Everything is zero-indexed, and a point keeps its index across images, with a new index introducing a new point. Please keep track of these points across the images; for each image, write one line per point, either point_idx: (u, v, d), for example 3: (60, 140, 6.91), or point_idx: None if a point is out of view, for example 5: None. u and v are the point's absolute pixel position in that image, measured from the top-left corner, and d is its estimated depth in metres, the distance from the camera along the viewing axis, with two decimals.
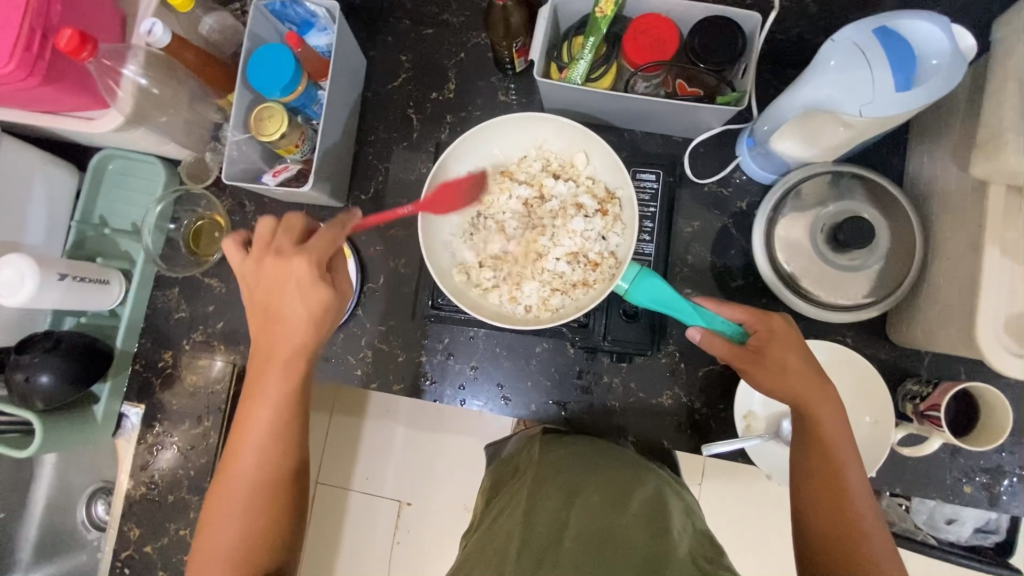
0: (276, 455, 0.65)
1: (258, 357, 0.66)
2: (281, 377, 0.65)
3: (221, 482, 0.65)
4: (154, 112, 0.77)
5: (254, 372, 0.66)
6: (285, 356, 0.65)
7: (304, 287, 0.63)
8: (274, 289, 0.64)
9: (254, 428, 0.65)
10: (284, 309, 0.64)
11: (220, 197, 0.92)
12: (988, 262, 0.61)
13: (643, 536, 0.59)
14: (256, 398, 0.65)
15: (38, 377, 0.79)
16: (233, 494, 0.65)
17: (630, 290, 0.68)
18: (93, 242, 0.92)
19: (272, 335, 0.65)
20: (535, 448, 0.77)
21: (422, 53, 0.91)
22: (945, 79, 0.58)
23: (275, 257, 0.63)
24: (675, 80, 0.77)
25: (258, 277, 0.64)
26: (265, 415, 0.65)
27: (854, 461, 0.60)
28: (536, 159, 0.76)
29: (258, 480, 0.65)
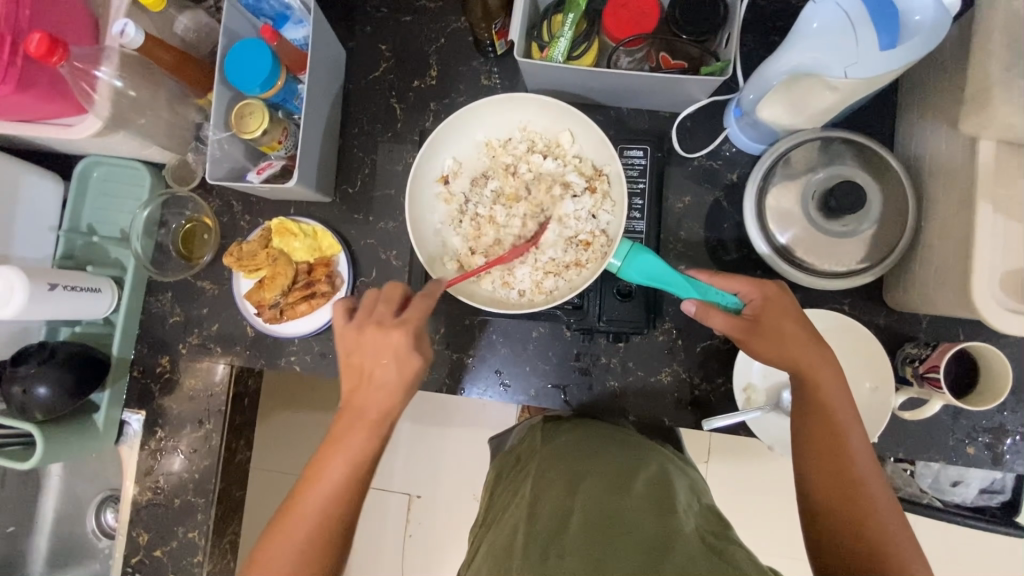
0: (344, 511, 0.61)
1: (344, 419, 0.63)
2: (366, 438, 0.63)
3: (277, 532, 0.60)
4: (132, 114, 0.76)
5: (338, 423, 0.63)
6: (372, 420, 0.63)
7: (401, 357, 0.63)
8: (370, 358, 0.63)
9: (327, 480, 0.61)
10: (378, 372, 0.63)
11: (207, 199, 0.91)
12: (981, 219, 0.60)
13: (651, 516, 0.58)
14: (337, 449, 0.62)
15: (36, 388, 0.79)
16: (288, 546, 0.60)
17: (623, 267, 0.68)
18: (83, 251, 0.92)
19: (360, 398, 0.63)
20: (539, 438, 0.77)
21: (402, 41, 0.90)
22: (930, 35, 0.57)
23: (374, 325, 0.64)
24: (658, 54, 0.76)
25: (354, 343, 0.64)
26: (341, 468, 0.61)
27: (856, 424, 0.60)
28: (520, 141, 0.75)
29: (318, 536, 0.60)
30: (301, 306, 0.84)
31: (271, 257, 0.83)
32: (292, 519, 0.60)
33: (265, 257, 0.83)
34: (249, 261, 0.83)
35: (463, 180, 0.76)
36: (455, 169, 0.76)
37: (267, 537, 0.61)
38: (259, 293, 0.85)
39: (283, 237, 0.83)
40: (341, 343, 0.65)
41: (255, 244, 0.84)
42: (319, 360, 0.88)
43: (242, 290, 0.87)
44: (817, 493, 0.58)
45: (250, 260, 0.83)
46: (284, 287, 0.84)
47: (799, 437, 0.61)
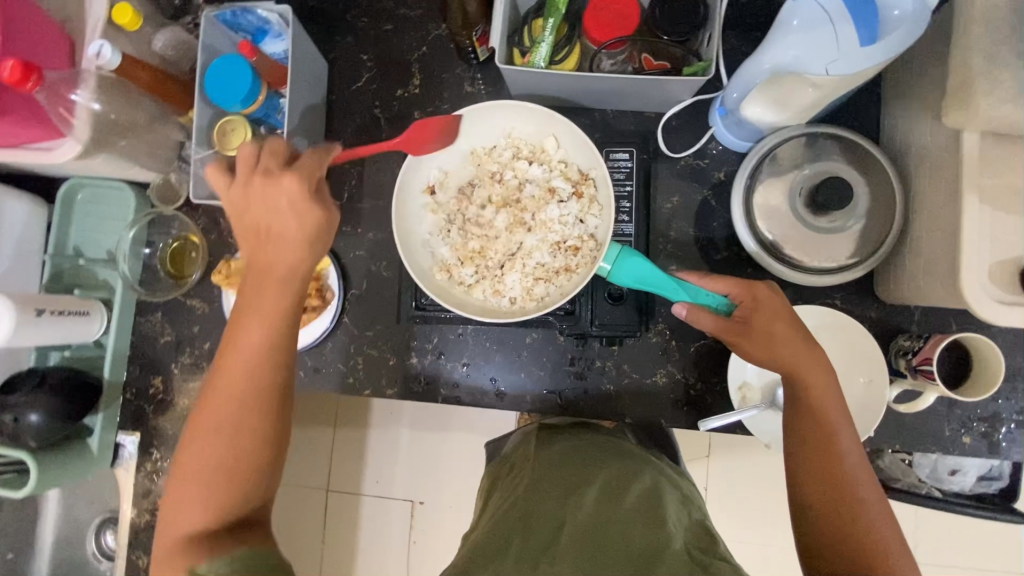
0: (267, 376, 0.59)
1: (250, 284, 0.60)
2: (275, 294, 0.60)
3: (206, 404, 0.59)
4: (113, 136, 0.75)
5: (247, 284, 0.61)
6: (279, 274, 0.60)
7: (297, 205, 0.60)
8: (266, 210, 0.60)
9: (244, 346, 0.59)
10: (277, 223, 0.60)
11: (193, 217, 0.91)
12: (968, 210, 0.60)
13: (638, 529, 0.60)
14: (249, 313, 0.59)
15: (27, 416, 0.79)
16: (214, 414, 0.58)
17: (613, 271, 0.67)
18: (70, 274, 0.91)
19: (263, 254, 0.60)
20: (532, 444, 0.77)
21: (383, 50, 0.90)
22: (911, 29, 0.57)
23: (262, 175, 0.60)
24: (641, 55, 0.75)
25: (247, 201, 0.60)
26: (254, 330, 0.59)
27: (846, 425, 0.60)
28: (506, 148, 0.75)
29: (243, 406, 0.58)
30: None
31: None
32: (216, 389, 0.58)
33: None
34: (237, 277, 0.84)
35: (450, 189, 0.76)
36: (441, 178, 0.75)
37: (194, 420, 0.59)
38: None
39: None
40: (227, 199, 0.62)
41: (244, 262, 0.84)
42: (312, 375, 0.87)
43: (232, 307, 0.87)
44: (808, 494, 0.58)
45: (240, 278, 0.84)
46: None
47: (790, 439, 0.61)
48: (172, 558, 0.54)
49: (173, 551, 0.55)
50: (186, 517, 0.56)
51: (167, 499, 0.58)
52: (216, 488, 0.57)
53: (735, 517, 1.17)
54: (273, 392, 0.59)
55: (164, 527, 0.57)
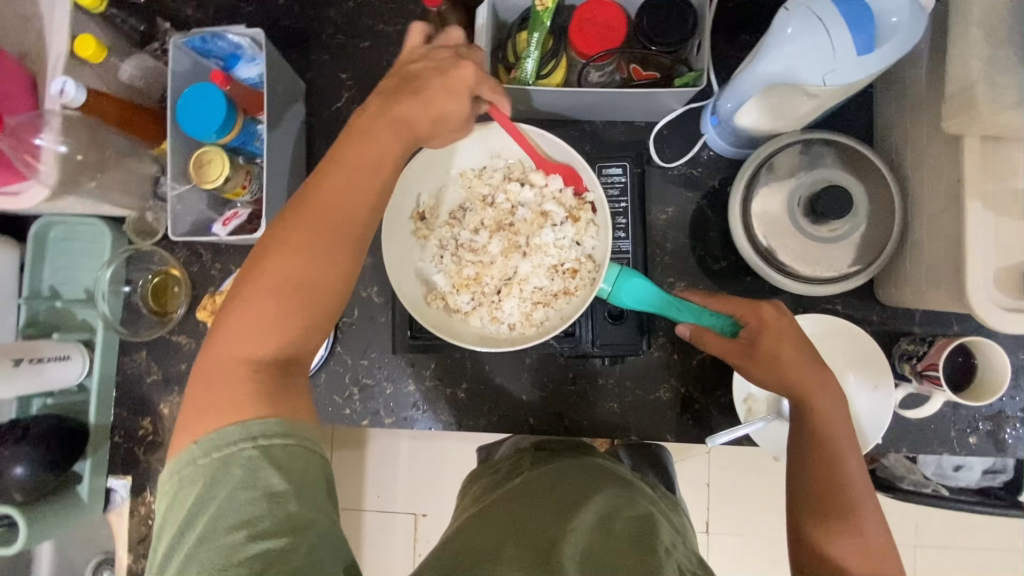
0: (362, 216, 0.53)
1: (374, 110, 0.55)
2: (396, 139, 0.54)
3: (294, 213, 0.52)
4: (82, 178, 0.71)
5: (363, 119, 0.55)
6: (416, 126, 0.55)
7: (460, 81, 0.55)
8: (437, 69, 0.56)
9: (346, 175, 0.53)
10: (429, 78, 0.55)
11: (173, 250, 0.87)
12: (972, 218, 0.59)
13: (631, 560, 0.54)
14: (365, 141, 0.54)
15: (13, 468, 0.76)
16: (298, 235, 0.51)
17: (613, 291, 0.67)
18: (47, 316, 0.87)
19: (401, 102, 0.55)
20: (525, 462, 0.74)
21: (362, 67, 0.86)
22: (905, 37, 0.56)
23: (448, 51, 0.58)
24: (628, 65, 0.73)
25: (422, 53, 0.59)
26: (364, 160, 0.53)
27: (853, 451, 0.59)
28: (496, 169, 0.73)
29: (329, 243, 0.52)
30: None
31: None
32: (316, 198, 0.52)
33: None
34: None
35: (440, 214, 0.73)
36: (431, 204, 0.73)
37: (279, 223, 0.52)
38: None
39: None
40: (404, 57, 0.60)
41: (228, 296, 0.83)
42: None
43: None
44: (802, 515, 0.58)
45: None
46: None
47: (796, 465, 0.59)
48: (225, 384, 0.49)
49: (223, 379, 0.49)
50: (241, 344, 0.50)
51: (215, 327, 0.52)
52: (284, 313, 0.51)
53: (740, 515, 1.17)
54: (362, 236, 0.54)
55: (207, 357, 0.51)
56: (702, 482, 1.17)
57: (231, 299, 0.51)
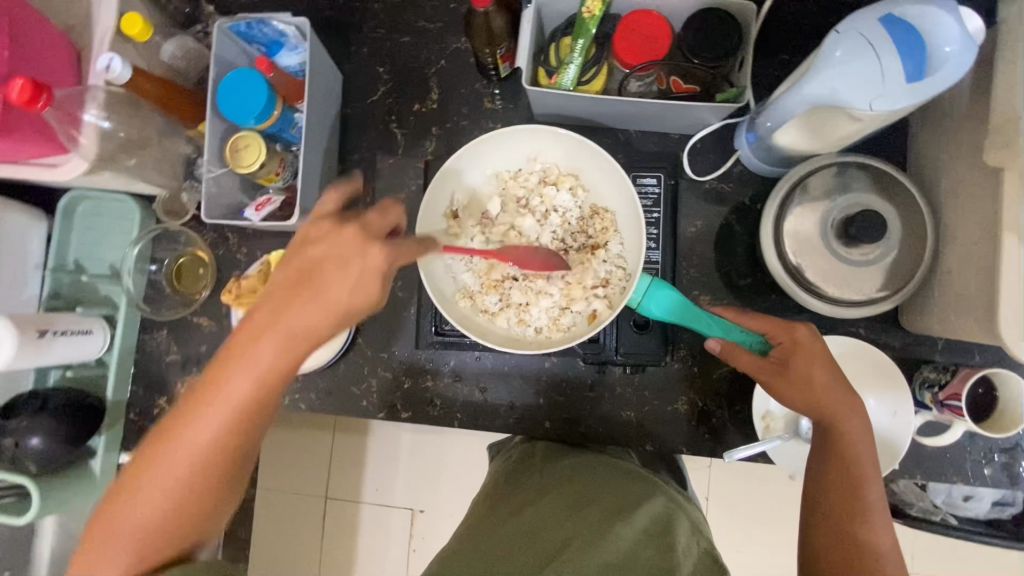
0: (231, 440, 0.51)
1: (251, 324, 0.51)
2: (274, 354, 0.51)
3: (161, 439, 0.51)
4: (122, 154, 0.72)
5: (244, 331, 0.51)
6: (304, 339, 0.51)
7: (361, 275, 0.52)
8: (337, 258, 0.52)
9: (217, 402, 0.50)
10: (326, 277, 0.52)
11: (200, 231, 0.88)
12: (1008, 252, 0.59)
13: (648, 554, 0.59)
14: (240, 362, 0.50)
15: (28, 439, 0.75)
16: (162, 472, 0.51)
17: (643, 302, 0.67)
18: (70, 289, 0.87)
19: (289, 311, 0.51)
20: (538, 457, 0.76)
21: (400, 63, 0.87)
22: (959, 65, 0.55)
23: (356, 229, 0.53)
24: (669, 77, 0.73)
25: (322, 237, 0.53)
26: (238, 385, 0.50)
27: (875, 478, 0.58)
28: (532, 172, 0.73)
29: (194, 479, 0.51)
30: None
31: None
32: (182, 428, 0.50)
33: None
34: (248, 297, 0.81)
35: (473, 213, 0.74)
36: (464, 202, 0.73)
37: (144, 452, 0.52)
38: None
39: None
40: (304, 234, 0.55)
41: (254, 280, 0.81)
42: (324, 396, 0.85)
43: None
44: (819, 518, 0.59)
45: (249, 297, 0.81)
46: None
47: (812, 487, 0.60)
48: None
49: None
50: None
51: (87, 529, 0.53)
52: (146, 545, 0.51)
53: (741, 532, 1.17)
54: (235, 453, 0.52)
55: (78, 558, 0.52)
56: (701, 496, 1.16)
57: (100, 515, 0.52)
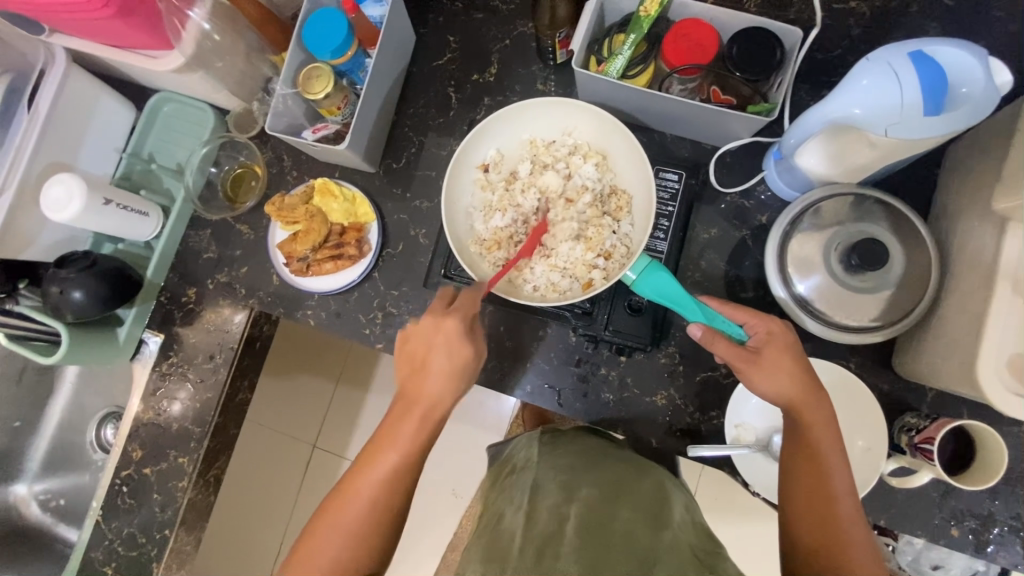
0: (393, 493, 0.65)
1: (402, 406, 0.69)
2: (416, 425, 0.67)
3: (334, 507, 0.65)
4: (212, 56, 0.83)
5: (392, 416, 0.68)
6: (435, 411, 0.68)
7: (452, 344, 0.69)
8: (429, 341, 0.69)
9: (378, 467, 0.66)
10: (432, 360, 0.69)
11: (261, 149, 0.97)
12: (997, 298, 0.60)
13: (642, 526, 0.60)
14: (391, 438, 0.67)
15: (72, 291, 0.82)
16: (354, 509, 0.64)
17: (638, 281, 0.70)
18: (139, 175, 0.97)
19: (415, 387, 0.69)
20: (538, 446, 0.79)
21: (470, 36, 0.94)
22: (973, 110, 0.59)
23: (432, 312, 0.71)
24: (709, 87, 0.78)
25: (417, 331, 0.70)
26: (392, 458, 0.66)
27: (840, 465, 0.63)
28: (564, 145, 0.79)
29: (370, 522, 0.64)
30: (327, 265, 0.89)
31: (309, 214, 0.87)
32: (347, 498, 0.65)
33: (304, 213, 0.88)
34: (287, 213, 0.88)
35: (503, 171, 0.80)
36: (497, 159, 0.80)
37: (320, 514, 0.65)
38: (290, 244, 0.89)
39: (324, 197, 0.89)
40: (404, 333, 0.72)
41: (296, 199, 0.88)
42: (332, 319, 0.92)
43: (277, 239, 0.93)
44: (797, 522, 0.62)
45: (288, 214, 0.88)
46: (314, 243, 0.88)
47: (785, 486, 0.64)
48: None
49: None
50: None
51: None
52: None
53: None
54: (392, 510, 0.65)
55: None
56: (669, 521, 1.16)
57: None
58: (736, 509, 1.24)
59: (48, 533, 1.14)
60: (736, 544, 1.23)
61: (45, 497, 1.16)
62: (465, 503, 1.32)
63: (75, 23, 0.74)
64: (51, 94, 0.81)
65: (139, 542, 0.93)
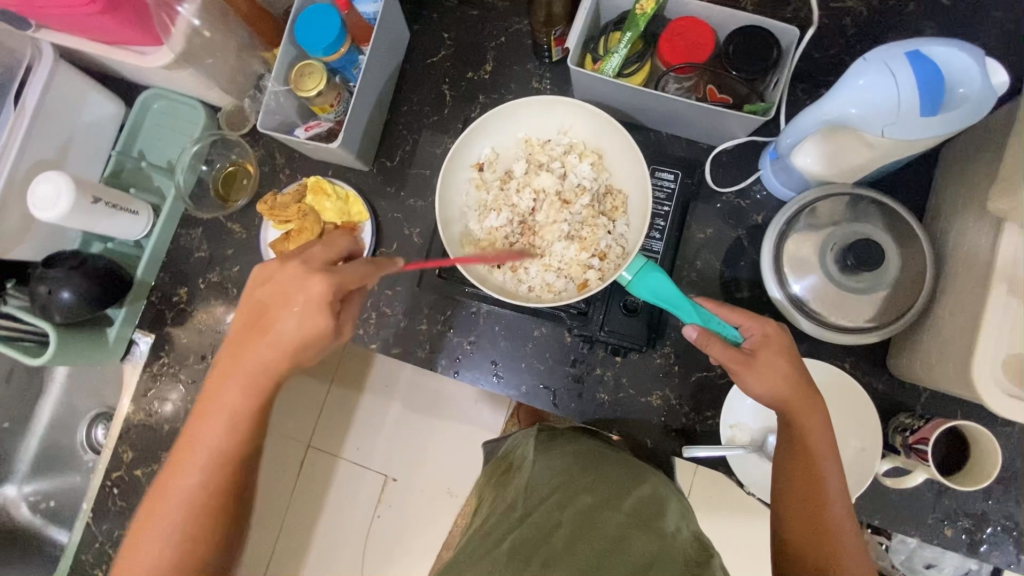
0: (223, 469, 0.61)
1: (222, 368, 0.63)
2: (240, 391, 0.62)
3: (164, 482, 0.62)
4: (202, 53, 0.82)
5: (215, 377, 0.63)
6: (265, 377, 0.62)
7: (307, 309, 0.60)
8: (282, 297, 0.61)
9: (206, 435, 0.61)
10: (276, 323, 0.61)
11: (253, 147, 0.96)
12: (993, 300, 0.60)
13: (633, 534, 0.61)
14: (217, 402, 0.62)
15: (60, 292, 0.81)
16: (179, 484, 0.61)
17: (633, 281, 0.70)
18: (129, 174, 0.96)
19: (252, 348, 0.62)
20: (533, 443, 0.78)
21: (464, 33, 0.94)
22: (970, 110, 0.58)
23: (299, 265, 0.62)
24: (705, 86, 0.77)
25: (264, 282, 0.63)
26: (219, 425, 0.61)
27: (835, 471, 0.62)
28: (559, 144, 0.78)
29: (196, 500, 0.60)
30: None
31: (302, 212, 0.87)
32: (176, 471, 0.61)
33: (296, 212, 0.87)
34: (280, 212, 0.87)
35: (497, 169, 0.80)
36: (491, 158, 0.79)
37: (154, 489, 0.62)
38: (283, 244, 0.88)
39: (317, 195, 0.88)
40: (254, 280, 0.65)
41: (289, 197, 0.88)
42: None
43: (269, 238, 0.92)
44: (787, 524, 0.63)
45: (280, 212, 0.87)
46: (307, 243, 0.87)
47: (778, 487, 0.65)
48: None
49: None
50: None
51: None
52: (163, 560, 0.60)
53: None
54: (223, 487, 0.61)
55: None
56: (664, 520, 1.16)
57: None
58: (732, 507, 1.24)
59: (39, 535, 1.13)
60: (732, 541, 1.23)
61: (35, 498, 1.15)
62: (460, 502, 1.31)
63: (61, 19, 0.72)
64: (38, 91, 0.80)
65: None
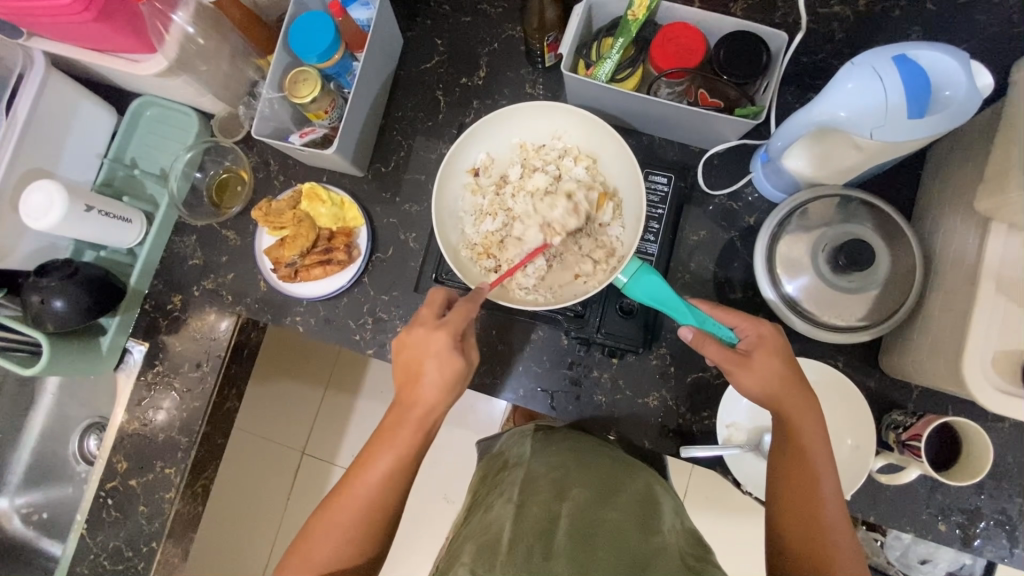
0: (387, 498, 0.65)
1: (395, 414, 0.67)
2: (411, 434, 0.66)
3: (329, 509, 0.65)
4: (196, 60, 0.82)
5: (390, 419, 0.67)
6: (425, 422, 0.66)
7: (443, 358, 0.66)
8: (418, 354, 0.66)
9: (372, 473, 0.65)
10: (422, 372, 0.66)
11: (247, 154, 0.96)
12: (981, 298, 0.61)
13: (635, 529, 0.61)
14: (384, 443, 0.65)
15: (53, 300, 0.80)
16: (345, 512, 0.64)
17: (629, 283, 0.71)
18: (122, 182, 0.96)
19: (414, 389, 0.67)
20: (529, 444, 0.79)
21: (458, 39, 0.94)
22: (956, 112, 0.60)
23: (422, 325, 0.67)
24: (698, 90, 0.78)
25: (405, 342, 0.68)
26: (386, 463, 0.65)
27: (828, 466, 0.63)
28: (553, 148, 0.79)
29: (360, 528, 0.64)
30: (315, 270, 0.88)
31: (297, 218, 0.87)
32: (341, 500, 0.64)
33: (291, 218, 0.87)
34: (275, 218, 0.87)
35: (492, 174, 0.80)
36: (486, 163, 0.80)
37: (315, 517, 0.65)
38: (278, 250, 0.88)
39: (312, 201, 0.88)
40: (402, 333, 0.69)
41: (284, 204, 0.88)
42: (321, 325, 0.91)
43: (264, 245, 0.91)
44: (781, 521, 0.63)
45: (275, 219, 0.87)
46: (303, 249, 0.87)
47: (772, 485, 0.65)
48: None
49: None
50: None
51: None
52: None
53: None
54: (384, 517, 0.65)
55: None
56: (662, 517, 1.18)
57: None
58: (727, 506, 1.25)
59: (31, 547, 1.12)
60: (727, 540, 1.24)
61: (28, 510, 1.13)
62: (457, 507, 1.31)
63: (53, 26, 0.72)
64: (30, 99, 0.79)
65: (126, 556, 0.91)
